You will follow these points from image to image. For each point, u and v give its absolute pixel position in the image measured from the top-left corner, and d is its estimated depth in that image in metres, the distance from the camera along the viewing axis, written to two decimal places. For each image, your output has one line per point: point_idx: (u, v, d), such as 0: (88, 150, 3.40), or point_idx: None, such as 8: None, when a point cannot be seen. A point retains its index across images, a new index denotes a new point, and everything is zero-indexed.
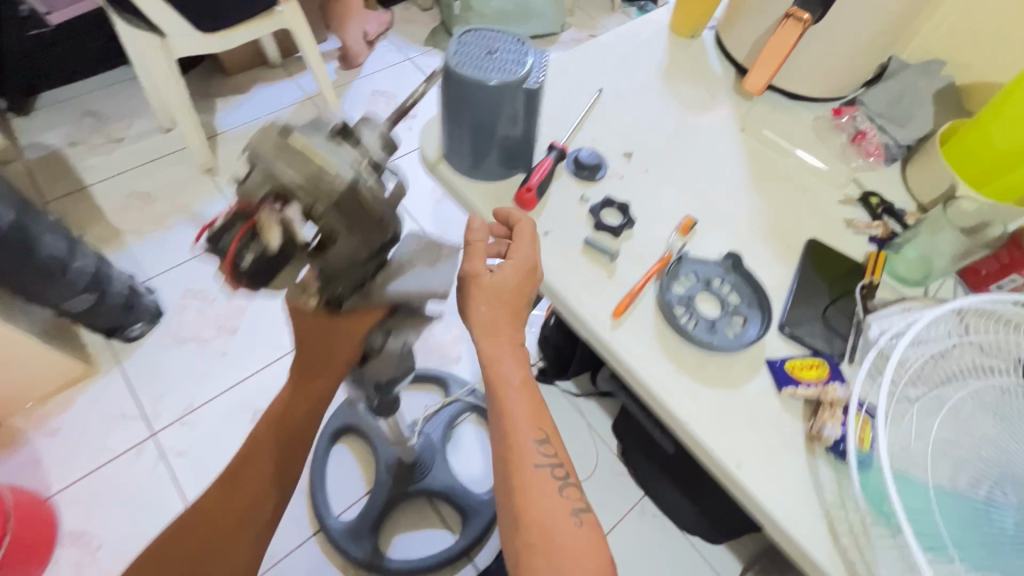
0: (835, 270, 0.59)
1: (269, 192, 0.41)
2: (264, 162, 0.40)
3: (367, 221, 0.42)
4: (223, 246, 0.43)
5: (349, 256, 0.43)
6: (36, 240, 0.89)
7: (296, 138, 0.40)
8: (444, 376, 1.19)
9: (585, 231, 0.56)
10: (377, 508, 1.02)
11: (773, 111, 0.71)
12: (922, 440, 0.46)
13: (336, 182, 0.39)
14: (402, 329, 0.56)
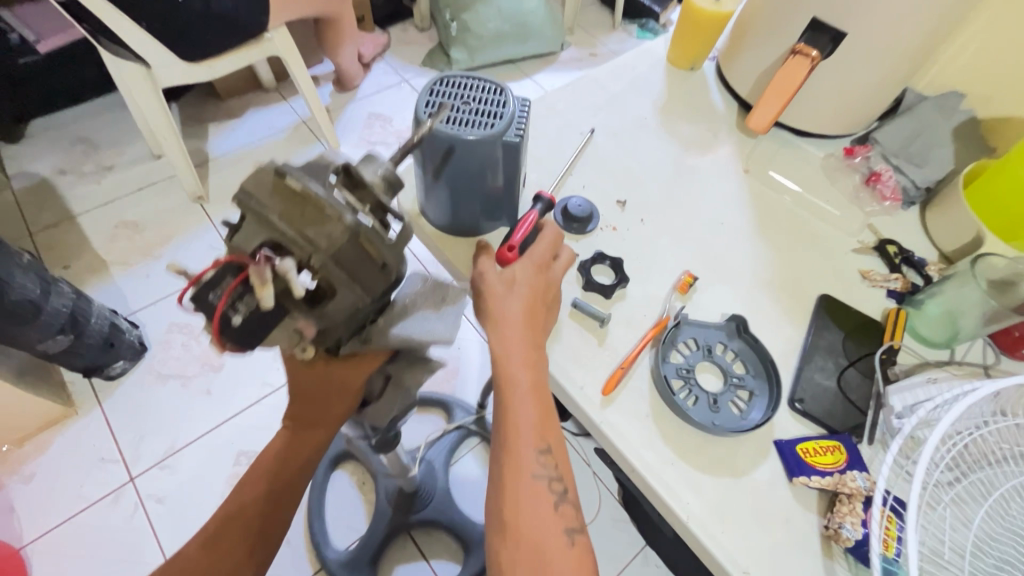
0: (852, 330, 0.53)
1: (262, 241, 0.33)
2: (256, 207, 0.33)
3: (370, 268, 0.36)
4: (202, 305, 0.33)
5: (351, 310, 0.37)
6: (8, 282, 0.85)
7: (291, 179, 0.33)
8: (448, 402, 1.12)
9: (574, 292, 0.51)
10: (377, 539, 0.97)
11: (779, 150, 0.66)
12: (959, 540, 0.41)
13: (343, 231, 0.33)
14: (405, 372, 0.49)
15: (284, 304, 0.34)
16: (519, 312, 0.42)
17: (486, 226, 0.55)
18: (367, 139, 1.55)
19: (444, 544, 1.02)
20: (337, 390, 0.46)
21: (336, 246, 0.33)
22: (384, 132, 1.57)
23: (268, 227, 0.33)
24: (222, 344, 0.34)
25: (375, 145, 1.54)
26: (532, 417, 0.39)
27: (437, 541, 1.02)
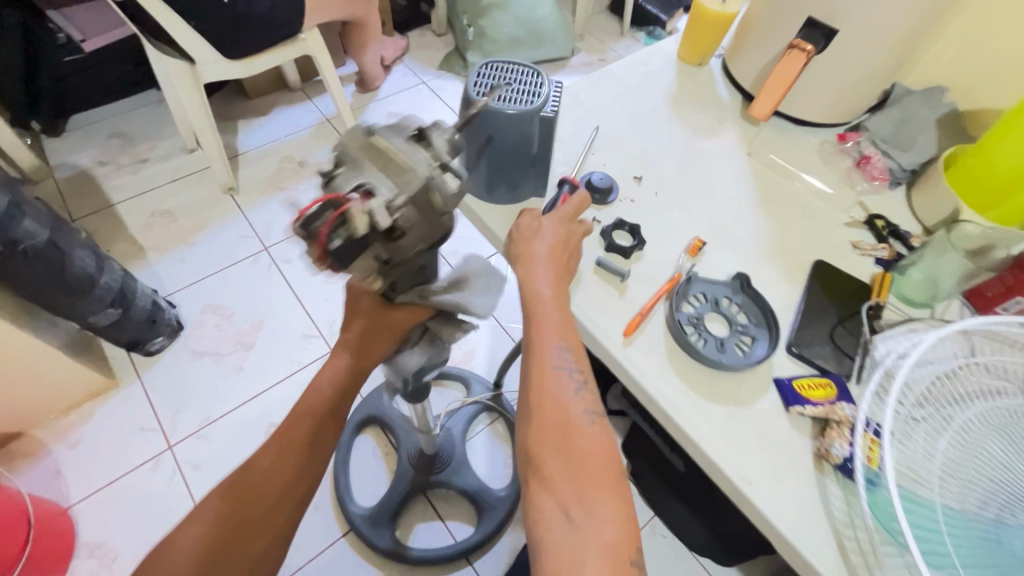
0: (843, 290, 0.60)
1: (357, 183, 0.41)
2: (351, 160, 0.41)
3: (437, 216, 0.43)
4: (307, 231, 0.41)
5: (418, 247, 0.44)
6: (69, 256, 0.92)
7: (382, 138, 0.42)
8: (467, 376, 1.19)
9: (597, 252, 0.58)
10: (399, 496, 1.04)
11: (779, 136, 0.74)
12: (930, 460, 0.47)
13: (419, 179, 0.40)
14: (441, 326, 0.56)
15: (369, 236, 0.41)
16: (548, 248, 0.49)
17: (519, 196, 0.62)
18: None
19: (460, 505, 1.09)
20: (386, 327, 0.52)
21: (413, 190, 0.40)
22: None
23: (362, 172, 0.41)
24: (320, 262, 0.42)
25: None
26: (555, 320, 0.45)
27: (453, 504, 1.09)
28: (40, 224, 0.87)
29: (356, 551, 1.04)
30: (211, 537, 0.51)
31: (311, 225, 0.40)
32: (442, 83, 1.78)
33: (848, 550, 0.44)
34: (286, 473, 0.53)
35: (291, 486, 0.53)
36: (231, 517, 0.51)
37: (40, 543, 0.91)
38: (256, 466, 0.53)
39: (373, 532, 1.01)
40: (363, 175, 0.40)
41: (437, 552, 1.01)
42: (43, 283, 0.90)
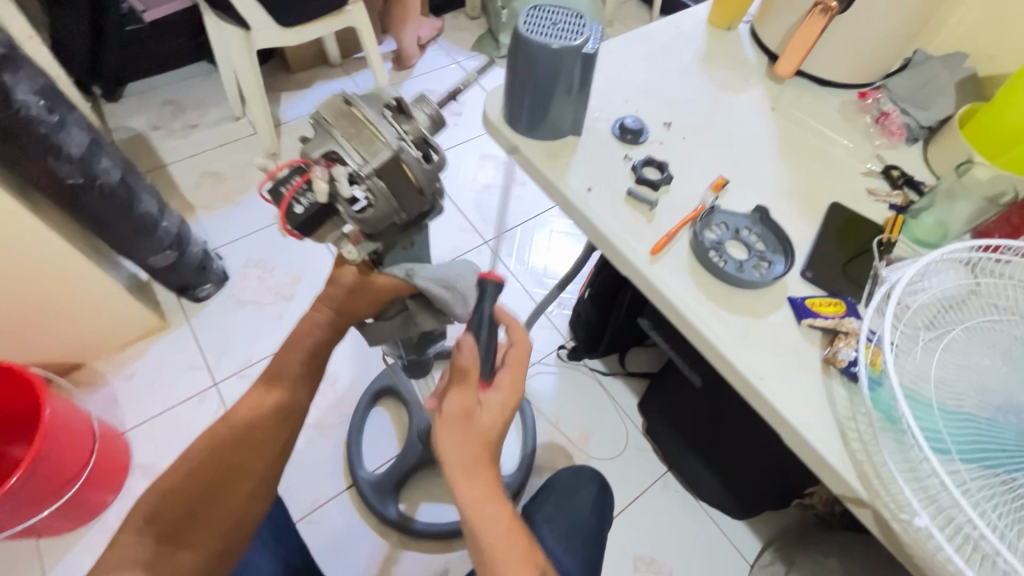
0: (856, 228, 0.64)
1: (328, 151, 0.44)
2: (327, 129, 0.44)
3: (407, 189, 0.45)
4: (281, 194, 0.46)
5: (387, 217, 0.46)
6: (137, 197, 1.00)
7: (356, 108, 0.44)
8: None
9: (628, 184, 0.64)
10: (407, 468, 1.08)
11: (803, 94, 0.78)
12: (928, 366, 0.51)
13: (384, 152, 0.42)
14: (420, 310, 0.57)
15: (338, 201, 0.45)
16: (478, 455, 0.49)
17: (558, 133, 0.66)
18: None
19: None
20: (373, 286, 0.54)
21: (378, 160, 0.42)
22: None
23: (334, 143, 0.44)
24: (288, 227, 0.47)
25: None
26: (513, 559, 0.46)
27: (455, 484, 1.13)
28: (114, 165, 0.95)
29: (357, 511, 1.09)
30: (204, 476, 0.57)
31: (285, 188, 0.45)
32: (474, 63, 1.85)
33: (849, 438, 0.49)
34: (266, 418, 0.59)
35: (272, 430, 0.59)
36: (220, 462, 0.58)
37: (102, 458, 1.00)
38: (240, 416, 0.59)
39: (377, 501, 1.06)
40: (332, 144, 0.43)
41: (440, 527, 1.05)
42: (112, 219, 0.98)
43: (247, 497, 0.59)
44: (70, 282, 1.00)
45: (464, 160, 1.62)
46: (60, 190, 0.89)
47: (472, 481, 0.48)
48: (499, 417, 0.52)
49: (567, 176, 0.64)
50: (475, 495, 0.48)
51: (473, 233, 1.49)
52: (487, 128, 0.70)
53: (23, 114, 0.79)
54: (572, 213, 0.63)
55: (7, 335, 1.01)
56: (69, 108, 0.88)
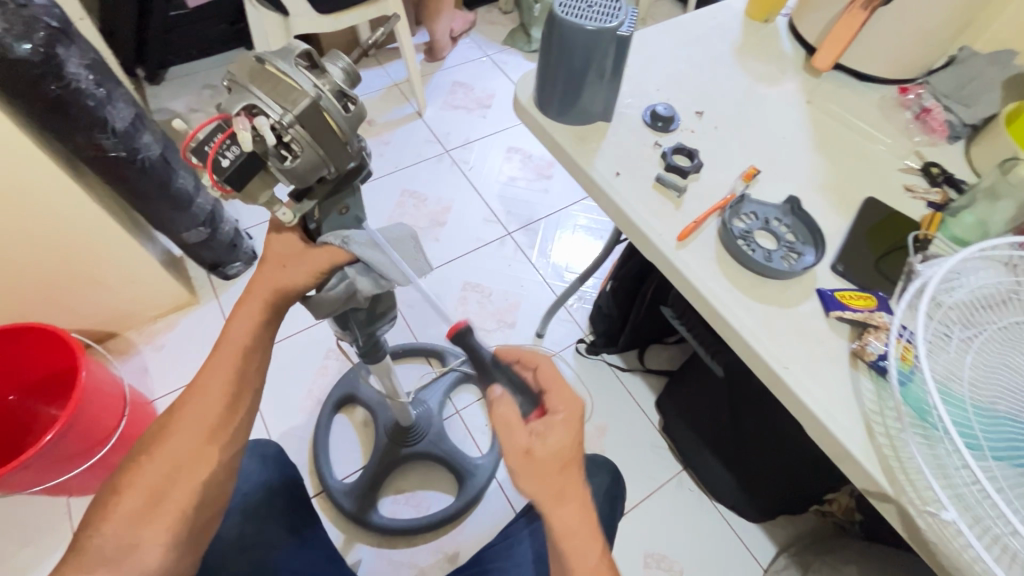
0: (892, 224, 0.63)
1: (244, 104, 0.37)
2: (239, 86, 0.38)
3: (333, 140, 0.40)
4: (196, 154, 0.38)
5: (319, 173, 0.41)
6: (174, 174, 1.03)
7: (265, 62, 0.38)
8: (441, 349, 1.23)
9: (657, 170, 0.64)
10: (375, 468, 1.07)
11: (842, 88, 0.76)
12: (962, 365, 0.49)
13: (304, 98, 0.37)
14: (359, 276, 0.52)
15: (266, 155, 0.39)
16: (561, 467, 0.47)
17: (588, 120, 0.66)
18: (450, 103, 1.72)
19: (438, 475, 1.12)
20: (302, 260, 0.50)
21: (299, 107, 0.37)
22: (466, 98, 1.74)
23: (249, 95, 0.37)
24: (217, 186, 0.39)
25: (458, 109, 1.71)
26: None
27: (432, 475, 1.12)
28: (155, 141, 0.98)
29: (326, 514, 1.07)
30: (150, 478, 0.49)
31: (201, 145, 0.37)
32: (505, 57, 1.85)
33: (875, 432, 0.48)
34: (214, 406, 0.50)
35: (224, 415, 0.51)
36: (166, 464, 0.49)
37: (132, 423, 1.04)
38: (182, 411, 0.51)
39: (353, 506, 1.04)
40: (249, 97, 0.37)
41: (413, 522, 1.04)
42: (151, 193, 1.01)
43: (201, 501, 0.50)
44: (109, 253, 1.04)
45: (490, 152, 1.63)
46: (104, 163, 0.92)
47: (561, 512, 0.46)
48: (565, 438, 0.48)
49: (596, 160, 0.64)
50: (569, 522, 0.46)
51: (497, 224, 1.50)
52: (517, 112, 0.70)
53: (74, 87, 0.82)
54: (599, 197, 0.63)
55: (49, 300, 1.05)
56: (115, 84, 0.91)
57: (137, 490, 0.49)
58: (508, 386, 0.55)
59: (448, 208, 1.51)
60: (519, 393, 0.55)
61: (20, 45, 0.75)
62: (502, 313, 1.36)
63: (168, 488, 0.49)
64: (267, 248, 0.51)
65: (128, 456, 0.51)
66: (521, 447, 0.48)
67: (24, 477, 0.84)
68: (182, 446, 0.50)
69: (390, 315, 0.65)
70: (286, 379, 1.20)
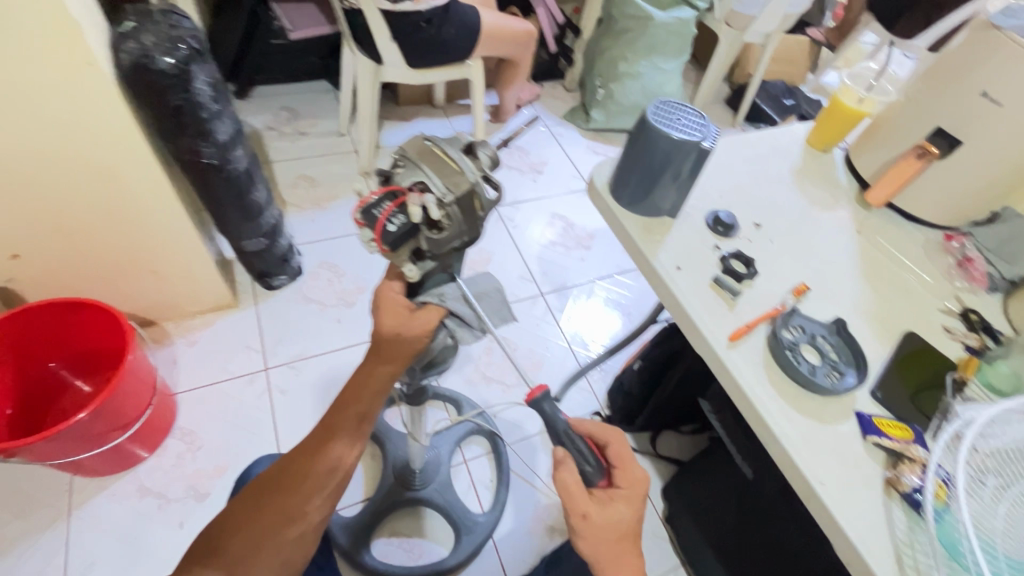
0: (930, 363, 0.66)
1: (413, 179, 0.41)
2: (408, 163, 0.42)
3: (475, 218, 0.42)
4: (365, 216, 0.41)
5: (455, 244, 0.43)
6: (252, 188, 1.10)
7: (434, 146, 0.42)
8: (458, 396, 1.24)
9: (714, 271, 0.68)
10: (376, 508, 1.06)
11: (890, 224, 0.81)
12: (994, 514, 0.51)
13: (464, 180, 0.40)
14: (458, 328, 0.53)
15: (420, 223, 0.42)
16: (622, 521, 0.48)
17: (657, 213, 0.72)
18: (506, 163, 1.82)
19: (435, 526, 1.11)
20: (412, 327, 0.49)
21: (460, 190, 0.40)
22: (521, 161, 1.84)
23: (417, 171, 0.41)
24: (377, 246, 0.42)
25: (512, 169, 1.81)
26: None
27: (429, 523, 1.11)
28: (245, 156, 1.06)
29: None
30: (250, 522, 0.52)
31: (371, 210, 0.41)
32: (563, 130, 1.98)
33: (906, 565, 0.49)
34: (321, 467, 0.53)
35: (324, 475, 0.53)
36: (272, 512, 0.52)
37: (155, 412, 1.06)
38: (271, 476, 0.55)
39: (347, 541, 1.03)
40: (418, 174, 0.41)
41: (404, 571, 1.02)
42: (227, 201, 1.08)
43: (289, 552, 0.52)
44: (174, 245, 1.10)
45: (534, 215, 1.71)
46: (197, 166, 1.00)
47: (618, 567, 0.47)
48: (630, 506, 0.49)
49: (659, 252, 0.69)
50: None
51: (532, 284, 1.55)
52: (591, 193, 0.76)
53: (195, 100, 0.91)
54: (657, 286, 0.68)
55: (107, 280, 1.11)
56: (227, 102, 1.00)
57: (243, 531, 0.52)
58: (576, 454, 0.51)
59: (488, 260, 1.57)
60: (587, 461, 0.51)
61: (163, 59, 0.84)
62: (524, 370, 1.38)
63: (262, 541, 0.51)
64: (375, 319, 0.49)
65: (241, 500, 0.55)
66: (579, 511, 0.48)
67: (47, 448, 0.86)
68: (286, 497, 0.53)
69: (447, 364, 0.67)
70: (307, 400, 1.21)
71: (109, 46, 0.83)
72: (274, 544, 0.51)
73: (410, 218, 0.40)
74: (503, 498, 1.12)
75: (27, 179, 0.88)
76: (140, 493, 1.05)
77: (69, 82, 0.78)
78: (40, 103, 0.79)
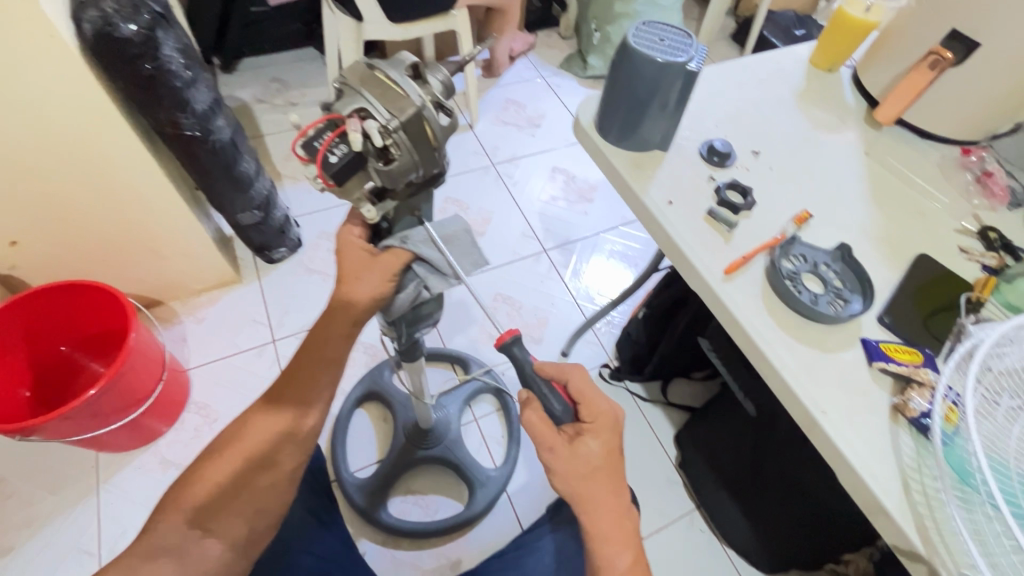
0: (943, 284, 0.62)
1: (355, 106, 0.39)
2: (350, 89, 0.40)
3: (426, 147, 0.41)
4: (305, 148, 0.39)
5: (409, 177, 0.42)
6: (238, 159, 1.08)
7: (377, 70, 0.40)
8: (465, 357, 1.24)
9: (709, 203, 0.65)
10: (390, 468, 1.08)
11: (901, 143, 0.76)
12: (1007, 434, 0.48)
13: (411, 105, 0.39)
14: (428, 275, 0.52)
15: (367, 156, 0.41)
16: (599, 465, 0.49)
17: (646, 146, 0.68)
18: (502, 119, 1.76)
19: (449, 483, 1.13)
20: (375, 272, 0.48)
21: (406, 114, 0.39)
22: (518, 116, 1.78)
23: (359, 98, 0.39)
24: (322, 180, 0.40)
25: (508, 125, 1.75)
26: None
27: (443, 480, 1.13)
28: (226, 126, 1.04)
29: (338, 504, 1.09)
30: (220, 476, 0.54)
31: (310, 141, 0.39)
32: (559, 80, 1.90)
33: (912, 490, 0.48)
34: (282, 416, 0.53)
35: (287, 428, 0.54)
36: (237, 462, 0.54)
37: (167, 388, 1.08)
38: (234, 446, 0.54)
39: (364, 501, 1.05)
40: (361, 99, 0.39)
41: (419, 527, 1.04)
42: (216, 175, 1.07)
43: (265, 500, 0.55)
44: (168, 223, 1.09)
45: (533, 170, 1.66)
46: (179, 140, 0.98)
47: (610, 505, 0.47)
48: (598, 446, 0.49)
49: (650, 187, 0.65)
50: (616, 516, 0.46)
51: (534, 241, 1.52)
52: (577, 132, 0.72)
53: (165, 67, 0.88)
54: (649, 223, 0.64)
55: (108, 261, 1.12)
56: (200, 69, 0.98)
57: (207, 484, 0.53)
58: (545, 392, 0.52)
59: (489, 220, 1.54)
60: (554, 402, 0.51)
61: (126, 25, 0.82)
62: (531, 327, 1.37)
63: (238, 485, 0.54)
64: (338, 262, 0.49)
65: (202, 452, 0.56)
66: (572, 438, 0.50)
67: (65, 426, 0.89)
68: (250, 447, 0.54)
69: (435, 316, 0.66)
70: None
71: (71, 16, 0.80)
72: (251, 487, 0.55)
73: (352, 145, 0.39)
74: (514, 453, 1.13)
75: (12, 163, 0.87)
76: (163, 465, 1.08)
77: (34, 57, 0.77)
78: (11, 83, 0.78)
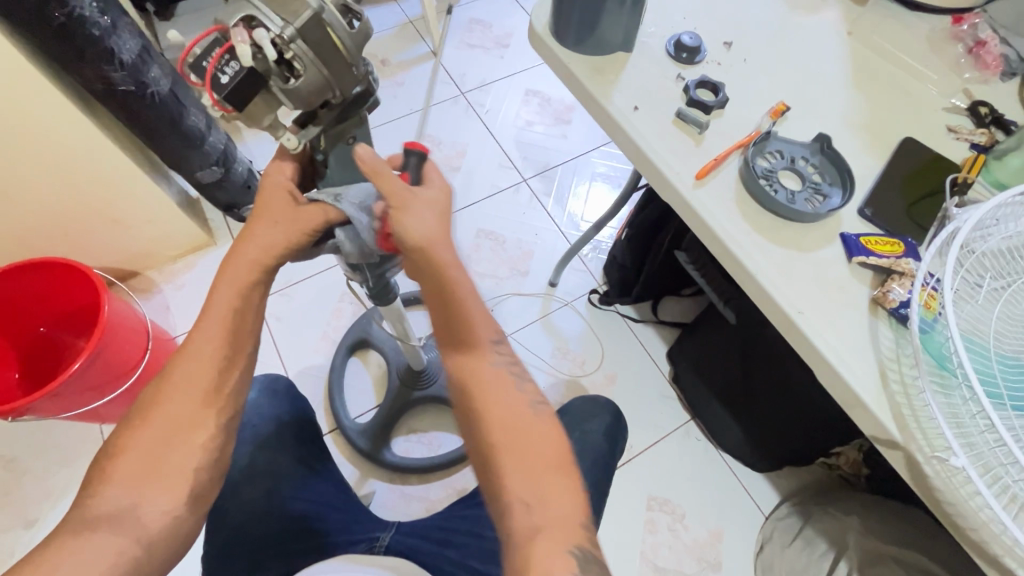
0: (927, 169, 0.59)
1: (242, 15, 0.38)
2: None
3: (335, 56, 0.40)
4: (196, 71, 0.39)
5: (324, 95, 0.42)
6: (184, 111, 1.01)
7: None
8: None
9: (678, 105, 0.60)
10: (387, 411, 1.09)
11: (888, 18, 0.69)
12: (987, 317, 0.47)
13: (305, 10, 0.38)
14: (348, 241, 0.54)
15: (267, 74, 0.40)
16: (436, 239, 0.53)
17: (607, 48, 0.62)
18: (467, 42, 1.64)
19: (447, 419, 1.15)
20: (290, 219, 0.51)
21: (301, 20, 0.38)
22: (483, 37, 1.65)
23: (247, 7, 0.38)
24: (218, 105, 0.40)
25: (475, 48, 1.63)
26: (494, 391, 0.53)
27: (442, 416, 1.15)
28: (163, 76, 0.96)
29: (339, 448, 1.12)
30: (150, 440, 0.51)
31: (199, 62, 0.39)
32: None
33: (889, 379, 0.47)
34: (206, 371, 0.52)
35: (214, 384, 0.52)
36: (163, 427, 0.51)
37: (156, 355, 1.07)
38: (158, 408, 0.52)
39: (366, 444, 1.08)
40: (248, 8, 0.38)
41: (419, 462, 1.08)
42: (164, 131, 1.00)
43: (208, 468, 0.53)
44: (123, 187, 1.04)
45: (506, 94, 1.56)
46: (115, 97, 0.91)
47: None
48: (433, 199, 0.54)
49: (614, 94, 0.60)
50: None
51: (512, 171, 1.46)
52: (532, 41, 0.65)
53: (78, 14, 0.79)
54: (616, 133, 0.60)
55: (71, 236, 1.08)
56: (119, 13, 0.88)
57: (135, 451, 0.51)
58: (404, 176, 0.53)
59: (463, 154, 1.47)
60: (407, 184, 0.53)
61: None
62: (516, 261, 1.34)
63: (166, 446, 0.51)
64: (261, 196, 0.53)
65: (118, 424, 0.53)
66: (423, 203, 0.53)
67: (55, 404, 0.89)
68: (178, 409, 0.52)
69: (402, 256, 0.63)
70: (303, 321, 1.22)
71: None
72: (178, 450, 0.51)
73: (240, 60, 0.38)
74: None
75: None
76: None
77: None
78: None
